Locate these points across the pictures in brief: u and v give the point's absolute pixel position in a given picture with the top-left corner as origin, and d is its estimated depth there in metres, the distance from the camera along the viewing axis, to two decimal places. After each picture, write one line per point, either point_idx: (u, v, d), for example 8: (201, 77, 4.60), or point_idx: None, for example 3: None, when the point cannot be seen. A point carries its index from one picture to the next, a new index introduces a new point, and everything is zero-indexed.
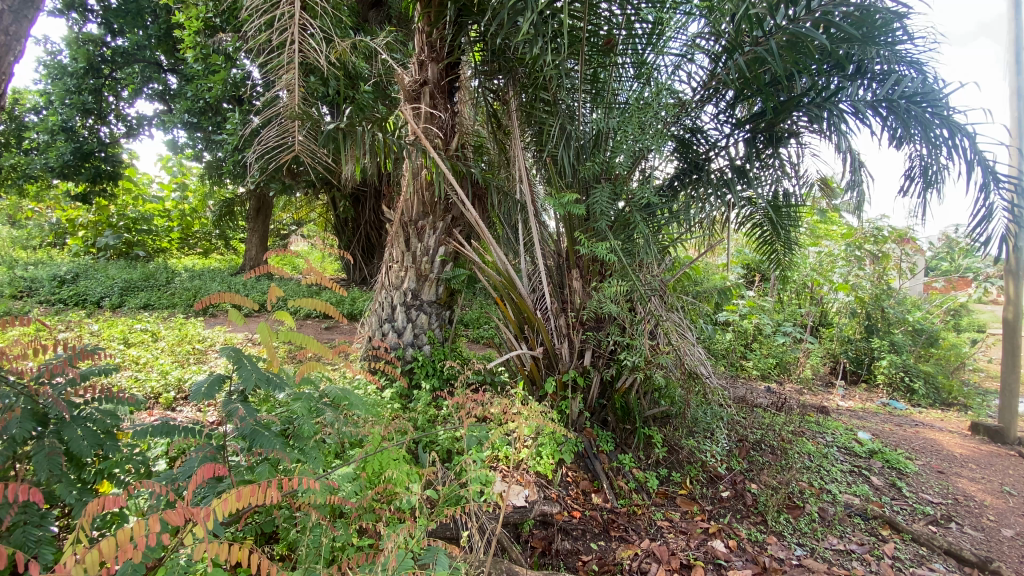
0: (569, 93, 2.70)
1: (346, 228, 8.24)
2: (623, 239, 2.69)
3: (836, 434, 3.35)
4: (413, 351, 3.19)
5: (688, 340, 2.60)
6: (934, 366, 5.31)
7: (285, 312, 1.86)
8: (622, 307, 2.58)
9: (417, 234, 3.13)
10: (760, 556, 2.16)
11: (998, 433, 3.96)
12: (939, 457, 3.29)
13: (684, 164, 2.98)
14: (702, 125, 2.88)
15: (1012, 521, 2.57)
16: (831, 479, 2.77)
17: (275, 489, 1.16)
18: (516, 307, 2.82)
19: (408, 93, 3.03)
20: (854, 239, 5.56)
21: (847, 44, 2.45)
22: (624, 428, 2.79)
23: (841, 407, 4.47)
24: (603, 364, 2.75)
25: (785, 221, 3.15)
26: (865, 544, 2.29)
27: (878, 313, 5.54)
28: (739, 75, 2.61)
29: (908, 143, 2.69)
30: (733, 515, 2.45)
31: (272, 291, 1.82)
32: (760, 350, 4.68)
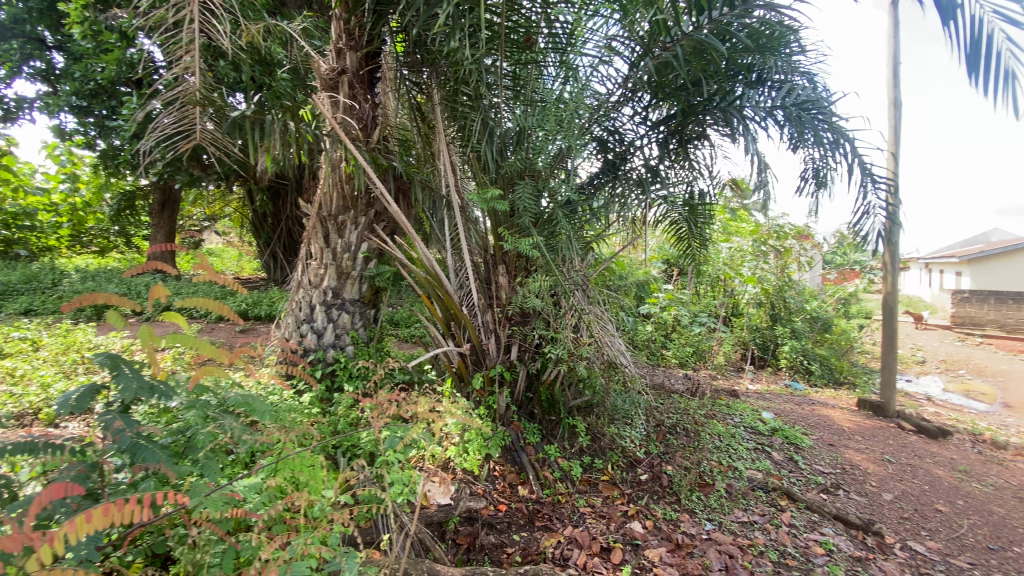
0: (490, 88, 2.69)
1: (265, 223, 7.76)
2: (546, 234, 2.71)
3: (744, 415, 3.61)
4: (335, 353, 3.04)
5: (609, 332, 2.69)
6: (828, 349, 5.91)
7: (174, 313, 1.69)
8: (546, 302, 2.62)
9: (337, 230, 2.99)
10: (674, 533, 2.29)
11: (879, 408, 4.45)
12: (830, 432, 3.66)
13: (604, 164, 3.07)
14: (620, 126, 3.00)
15: (888, 486, 2.90)
16: (738, 457, 2.98)
17: (141, 501, 1.10)
18: (443, 304, 2.78)
19: (325, 81, 2.90)
20: (760, 236, 6.00)
21: (747, 54, 2.63)
22: (550, 420, 2.83)
23: (749, 390, 4.84)
24: (529, 359, 2.78)
25: (698, 219, 3.36)
26: (766, 515, 2.49)
27: (781, 303, 6.08)
28: (652, 78, 2.74)
29: (803, 146, 2.95)
30: (651, 496, 2.58)
31: (156, 290, 1.65)
32: (678, 340, 4.98)
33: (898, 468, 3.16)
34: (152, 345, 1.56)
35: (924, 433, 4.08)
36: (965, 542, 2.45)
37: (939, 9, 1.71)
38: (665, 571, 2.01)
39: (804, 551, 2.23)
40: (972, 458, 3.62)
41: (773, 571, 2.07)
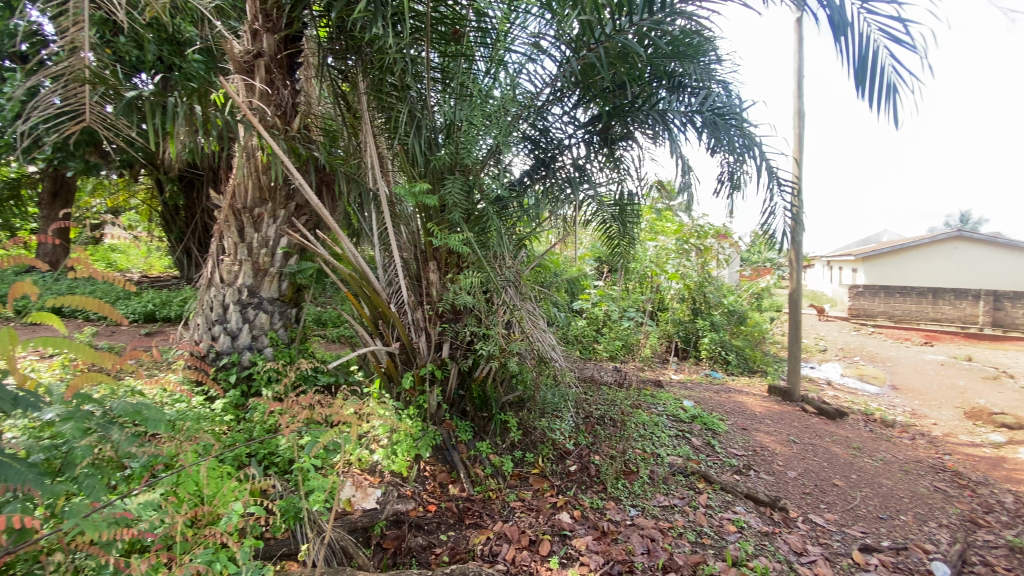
0: (417, 80, 2.62)
1: (177, 217, 7.15)
2: (477, 231, 2.69)
3: (667, 404, 3.80)
4: (252, 355, 2.84)
5: (541, 327, 2.71)
6: (742, 341, 6.36)
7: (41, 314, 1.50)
8: (478, 298, 2.59)
9: (253, 223, 2.80)
10: (600, 521, 2.36)
11: (786, 393, 4.84)
12: (743, 416, 3.93)
13: (534, 162, 3.08)
14: (550, 126, 3.02)
15: (793, 464, 3.16)
16: (661, 444, 3.12)
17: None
18: (370, 302, 2.68)
19: (239, 64, 2.68)
20: (683, 235, 6.34)
21: (668, 60, 2.74)
22: (482, 417, 2.83)
23: (673, 380, 5.12)
24: (461, 356, 2.75)
25: (627, 218, 3.47)
26: (685, 498, 2.63)
27: (701, 298, 6.48)
28: (579, 78, 2.79)
29: (719, 150, 3.13)
30: (579, 486, 2.64)
31: (18, 288, 1.46)
32: (608, 334, 5.17)
33: (801, 448, 3.46)
34: (14, 351, 1.37)
35: (824, 415, 4.49)
36: (856, 512, 2.72)
37: (833, 26, 1.88)
38: (591, 559, 2.07)
39: (719, 530, 2.37)
40: (863, 436, 4.03)
41: (691, 550, 2.19)
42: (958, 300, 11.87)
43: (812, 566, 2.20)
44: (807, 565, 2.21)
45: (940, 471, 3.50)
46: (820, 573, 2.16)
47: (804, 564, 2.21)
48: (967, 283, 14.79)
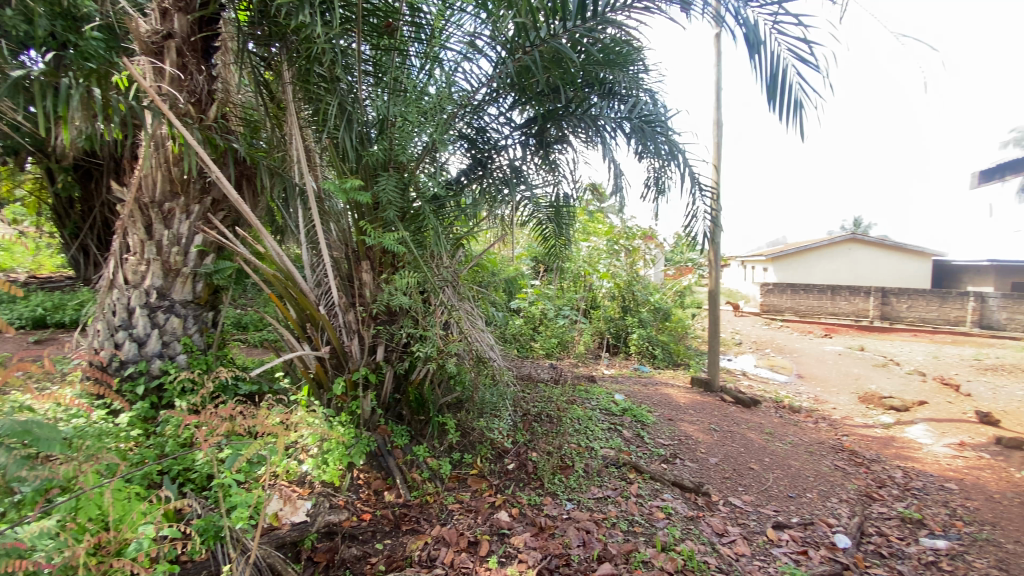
0: (348, 72, 2.52)
1: (72, 210, 6.40)
2: (412, 230, 2.62)
3: (600, 398, 3.92)
4: (162, 363, 2.59)
5: (480, 327, 2.69)
6: (668, 336, 6.73)
7: None
8: (415, 299, 2.53)
9: (163, 219, 2.56)
10: (537, 517, 2.39)
11: (707, 384, 5.17)
12: (669, 408, 4.15)
13: (471, 160, 3.04)
14: (485, 125, 3.00)
15: (715, 451, 3.38)
16: (595, 437, 3.21)
17: None
18: (297, 304, 2.54)
19: (146, 45, 2.44)
20: (614, 235, 6.60)
21: (600, 67, 2.82)
22: (419, 420, 2.78)
23: (606, 375, 5.31)
24: (397, 359, 2.68)
25: (561, 219, 3.55)
26: (617, 489, 2.72)
27: (631, 296, 6.78)
28: (515, 80, 2.81)
29: (647, 155, 3.27)
30: (517, 484, 2.66)
31: None
32: (545, 333, 5.31)
33: (721, 435, 3.71)
34: None
35: (740, 403, 4.85)
36: (769, 492, 2.96)
37: (748, 44, 2.03)
38: (529, 555, 2.09)
39: (649, 517, 2.49)
40: (774, 421, 4.39)
41: (624, 539, 2.27)
42: (852, 296, 13.28)
43: (732, 545, 2.37)
44: (727, 545, 2.37)
45: (839, 451, 3.89)
46: (738, 551, 2.33)
47: (725, 544, 2.37)
48: (858, 280, 16.56)
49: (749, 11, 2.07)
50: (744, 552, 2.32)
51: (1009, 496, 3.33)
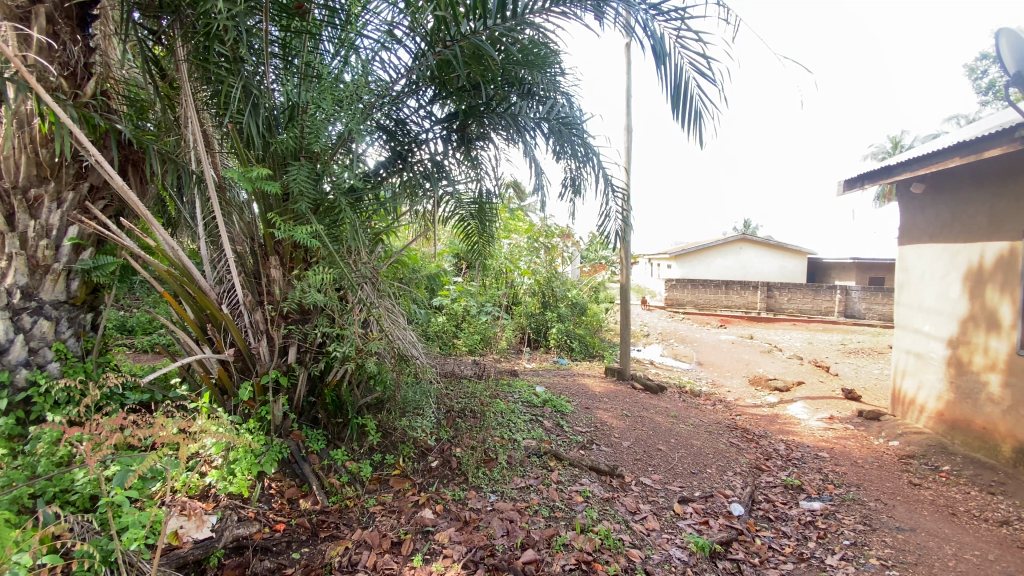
0: (253, 53, 2.35)
1: None
2: (327, 223, 2.50)
3: (522, 391, 4.01)
4: (29, 374, 2.24)
5: (401, 326, 2.65)
6: (584, 329, 7.05)
7: None
8: (330, 296, 2.41)
9: (28, 208, 2.21)
10: (462, 512, 2.39)
11: (619, 372, 5.48)
12: (586, 397, 4.35)
13: (391, 153, 2.94)
14: (405, 117, 2.91)
15: (627, 435, 3.60)
16: (517, 429, 3.27)
17: None
18: (195, 304, 2.33)
19: (8, 10, 2.10)
20: (534, 233, 6.77)
21: (519, 67, 2.87)
22: (336, 423, 2.66)
23: (526, 368, 5.44)
24: (311, 360, 2.54)
25: (482, 216, 3.58)
26: (539, 477, 2.80)
27: (550, 292, 7.00)
28: (435, 73, 2.77)
29: (564, 156, 3.39)
30: (441, 481, 2.63)
31: None
32: (468, 329, 5.39)
33: (633, 420, 3.95)
34: None
35: (649, 390, 5.20)
36: (675, 470, 3.21)
37: (656, 55, 2.18)
38: (454, 550, 2.10)
39: (569, 502, 2.59)
40: (679, 405, 4.77)
41: (545, 525, 2.35)
42: (744, 290, 14.72)
43: (643, 521, 2.54)
44: (639, 521, 2.55)
45: (734, 430, 4.31)
46: (649, 527, 2.51)
47: (637, 521, 2.55)
48: (749, 276, 18.38)
49: (656, 24, 2.22)
50: (654, 527, 2.51)
51: (868, 460, 3.89)
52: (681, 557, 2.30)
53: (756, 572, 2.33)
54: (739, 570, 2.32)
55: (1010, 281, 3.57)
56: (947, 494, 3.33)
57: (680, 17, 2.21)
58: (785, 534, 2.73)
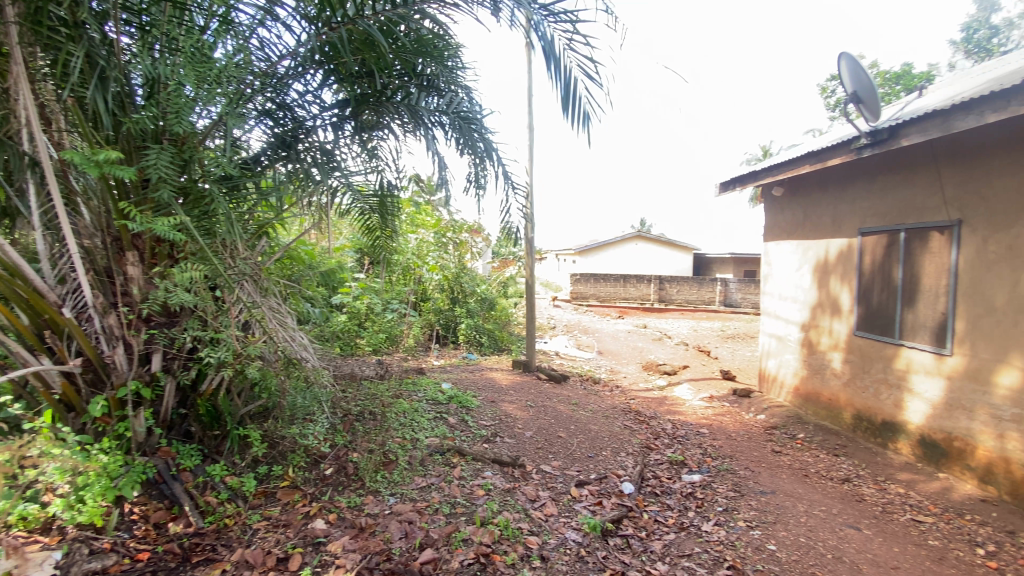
0: (98, 18, 2.05)
1: None
2: (196, 214, 2.24)
3: (427, 389, 3.92)
4: None
5: (289, 327, 2.47)
6: (493, 324, 7.10)
7: None
8: (202, 296, 2.17)
9: None
10: (357, 518, 2.29)
11: (525, 365, 5.59)
12: (492, 391, 4.39)
13: (274, 139, 2.73)
14: (289, 102, 2.73)
15: (530, 425, 3.68)
16: (420, 428, 3.19)
17: None
18: (28, 308, 1.99)
19: None
20: (440, 228, 6.67)
21: (414, 58, 2.80)
22: (213, 436, 2.41)
23: (434, 365, 5.36)
24: (181, 368, 2.28)
25: (383, 209, 3.47)
26: (441, 475, 2.76)
27: (458, 287, 6.92)
28: (323, 56, 2.60)
29: (470, 153, 3.32)
30: (335, 488, 2.49)
31: None
32: (372, 327, 5.21)
33: (537, 410, 4.05)
34: None
35: (554, 379, 5.38)
36: (573, 456, 3.35)
37: (546, 54, 2.22)
38: (347, 559, 2.00)
39: (469, 497, 2.58)
40: (580, 393, 4.99)
41: (445, 522, 2.33)
42: (641, 283, 15.79)
43: (542, 508, 2.62)
44: (538, 508, 2.62)
45: (629, 413, 4.60)
46: (547, 512, 2.59)
47: (536, 508, 2.62)
48: (647, 270, 19.74)
49: (548, 26, 2.27)
50: (552, 512, 2.60)
51: (740, 433, 4.36)
52: (575, 539, 2.40)
53: (643, 545, 2.50)
54: (628, 545, 2.48)
55: (848, 272, 4.17)
56: (802, 458, 3.84)
57: (570, 19, 2.27)
58: (669, 506, 2.97)
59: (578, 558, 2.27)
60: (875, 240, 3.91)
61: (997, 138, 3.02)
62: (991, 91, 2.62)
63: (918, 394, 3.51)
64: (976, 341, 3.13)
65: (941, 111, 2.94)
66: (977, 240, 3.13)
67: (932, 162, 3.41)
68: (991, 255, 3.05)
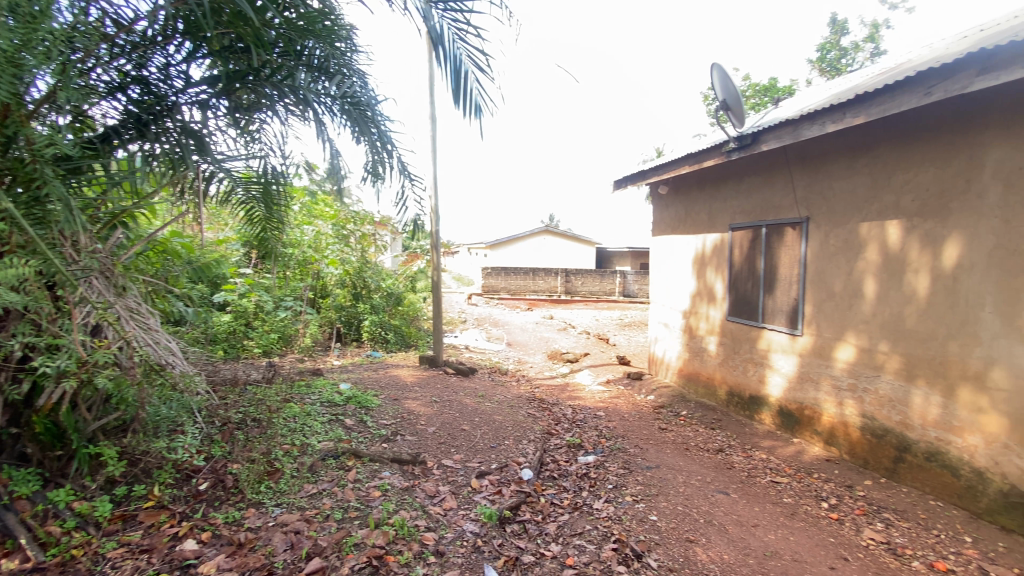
0: None
1: None
2: (23, 203, 1.86)
3: (322, 391, 3.71)
4: None
5: (151, 329, 2.27)
6: (400, 320, 6.91)
7: None
8: (30, 297, 1.84)
9: None
10: (235, 534, 2.11)
11: (432, 360, 5.51)
12: (396, 388, 4.27)
13: (126, 115, 2.35)
14: (148, 74, 2.41)
15: (433, 421, 3.64)
16: (312, 433, 3.01)
17: None
18: None
19: None
20: (340, 220, 6.34)
21: (297, 36, 2.58)
22: (56, 457, 2.05)
23: (334, 365, 5.10)
24: (8, 381, 1.89)
25: (268, 198, 3.23)
26: (333, 479, 2.63)
27: (361, 282, 6.62)
28: (186, 25, 2.32)
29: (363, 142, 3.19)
30: (210, 504, 2.27)
31: None
32: (261, 327, 4.85)
33: (441, 405, 4.01)
34: None
35: (461, 373, 5.37)
36: (475, 447, 3.37)
37: (433, 42, 2.17)
38: None
39: (364, 499, 2.50)
40: (487, 385, 5.04)
41: (336, 528, 2.23)
42: (549, 276, 16.26)
43: (440, 503, 2.61)
44: (436, 504, 2.60)
45: (533, 401, 4.73)
46: (445, 507, 2.58)
47: (435, 503, 2.60)
48: (555, 263, 20.40)
49: (436, 14, 2.21)
50: (451, 506, 2.60)
51: (632, 414, 4.67)
52: (473, 530, 2.42)
53: (538, 528, 2.59)
54: (525, 530, 2.55)
55: (721, 264, 4.62)
56: (684, 433, 4.20)
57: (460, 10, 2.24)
58: (565, 488, 3.10)
59: (474, 549, 2.30)
60: (742, 234, 4.37)
61: (832, 146, 3.52)
62: (832, 104, 3.03)
63: (777, 369, 4.00)
64: (820, 322, 3.62)
65: (792, 121, 3.36)
66: (821, 235, 3.62)
67: (786, 166, 3.89)
68: (831, 247, 3.54)
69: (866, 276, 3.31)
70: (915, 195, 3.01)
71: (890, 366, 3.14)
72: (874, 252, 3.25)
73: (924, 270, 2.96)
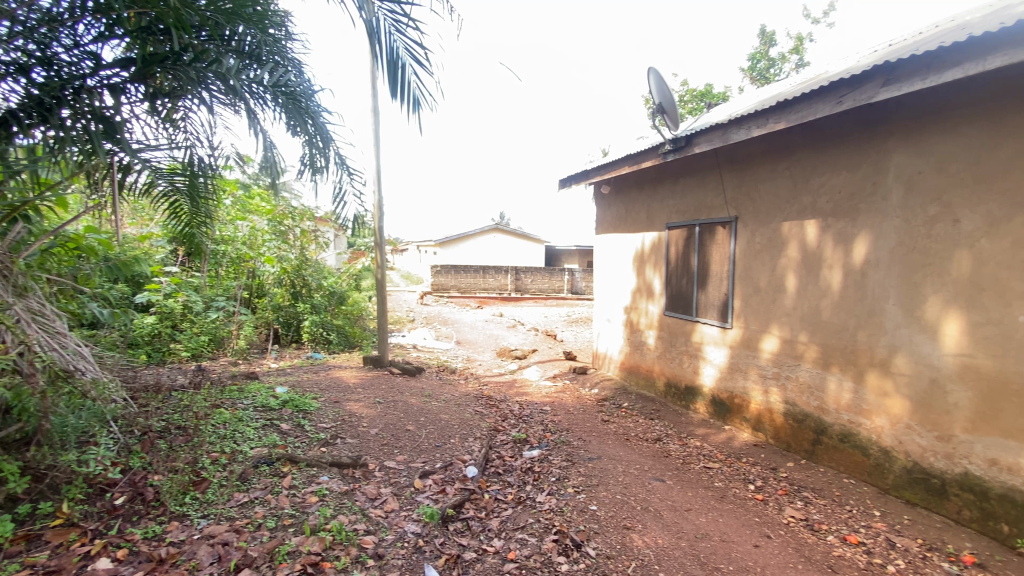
0: None
1: None
2: None
3: (256, 395, 3.54)
4: None
5: (59, 332, 2.05)
6: (343, 320, 6.70)
7: None
8: None
9: None
10: (156, 550, 1.97)
11: (377, 361, 5.37)
12: (337, 390, 4.14)
13: (28, 99, 2.08)
14: (54, 54, 2.16)
15: (376, 423, 3.56)
16: (244, 439, 2.87)
17: None
18: None
19: None
20: (276, 216, 5.97)
21: (224, 19, 2.40)
22: None
23: (271, 368, 4.88)
24: None
25: (196, 192, 3.03)
26: (267, 487, 2.52)
27: (300, 281, 6.36)
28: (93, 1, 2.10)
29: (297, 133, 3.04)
30: (128, 519, 2.11)
31: None
32: (189, 329, 4.58)
33: (385, 406, 3.93)
34: None
35: (407, 373, 5.28)
36: (419, 448, 3.33)
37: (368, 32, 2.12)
38: None
39: (300, 506, 2.41)
40: (433, 384, 4.99)
41: (269, 537, 2.14)
42: (499, 274, 16.29)
43: (382, 505, 2.57)
44: (378, 506, 2.56)
45: (480, 399, 4.73)
46: (387, 509, 2.54)
47: (376, 506, 2.55)
48: (505, 261, 20.47)
49: None
50: (392, 508, 2.56)
51: (577, 408, 4.78)
52: (414, 531, 2.40)
53: (481, 525, 2.60)
54: (468, 527, 2.55)
55: (659, 261, 4.80)
56: (625, 425, 4.35)
57: None
58: (509, 484, 3.13)
59: (415, 549, 2.27)
60: (678, 232, 4.56)
61: (757, 149, 3.74)
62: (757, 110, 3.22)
63: (710, 361, 4.21)
64: (748, 315, 3.86)
65: (722, 124, 3.53)
66: (748, 233, 3.85)
67: (717, 168, 4.10)
68: (757, 245, 3.77)
69: (788, 272, 3.54)
70: (829, 197, 3.26)
71: (808, 355, 3.39)
72: (795, 249, 3.49)
73: (837, 266, 3.21)
